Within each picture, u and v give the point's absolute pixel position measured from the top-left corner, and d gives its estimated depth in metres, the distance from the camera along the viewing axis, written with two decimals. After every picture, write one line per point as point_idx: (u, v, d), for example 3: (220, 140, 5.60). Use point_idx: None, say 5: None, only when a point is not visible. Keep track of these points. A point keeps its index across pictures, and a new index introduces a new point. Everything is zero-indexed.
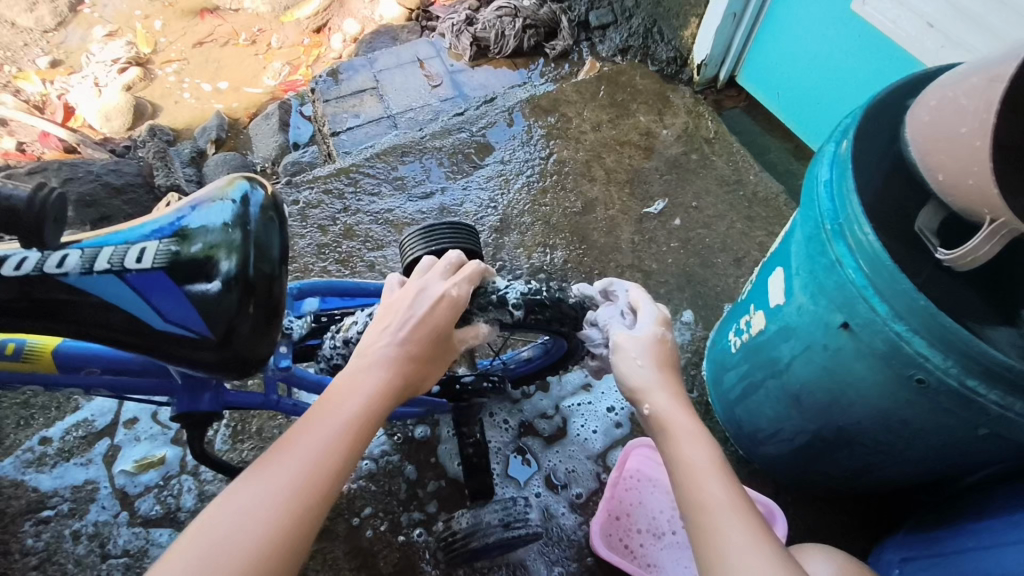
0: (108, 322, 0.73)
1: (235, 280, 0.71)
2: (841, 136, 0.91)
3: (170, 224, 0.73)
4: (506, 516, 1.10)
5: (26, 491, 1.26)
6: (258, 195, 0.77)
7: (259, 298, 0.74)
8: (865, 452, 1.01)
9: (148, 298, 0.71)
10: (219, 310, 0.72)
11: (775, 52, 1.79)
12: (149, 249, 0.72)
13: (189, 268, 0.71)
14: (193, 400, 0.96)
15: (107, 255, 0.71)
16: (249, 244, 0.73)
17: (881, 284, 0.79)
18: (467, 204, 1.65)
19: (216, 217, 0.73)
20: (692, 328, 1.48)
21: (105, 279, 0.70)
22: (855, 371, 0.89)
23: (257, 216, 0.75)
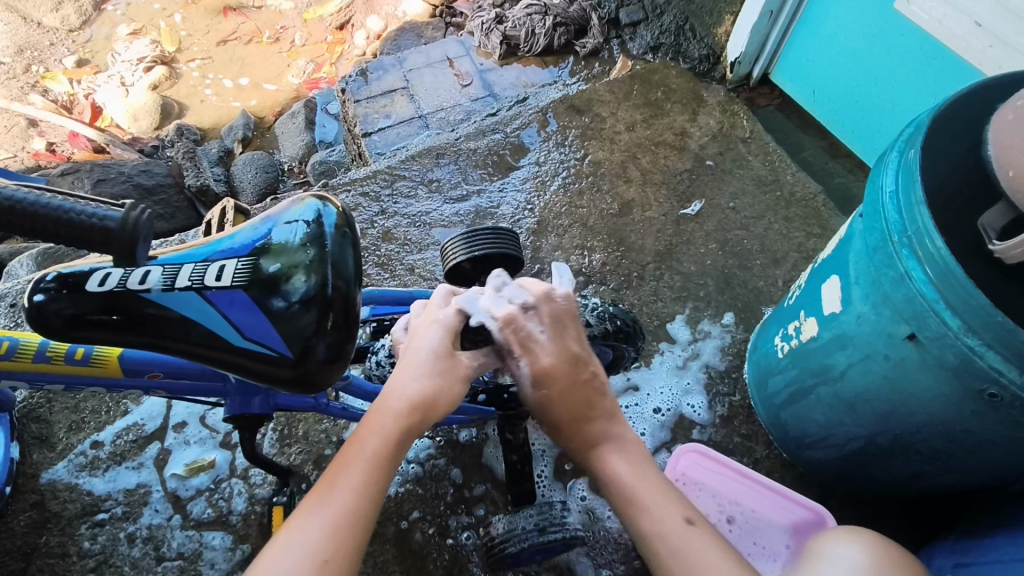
0: (188, 338, 0.72)
1: (314, 297, 0.71)
2: (901, 147, 0.91)
3: (247, 242, 0.74)
4: (542, 520, 1.11)
5: (80, 494, 1.28)
6: (332, 214, 0.75)
7: (337, 315, 0.73)
8: (921, 459, 1.02)
9: (227, 315, 0.72)
10: (296, 328, 0.71)
11: (813, 50, 1.77)
12: (228, 266, 0.72)
13: (267, 285, 0.71)
14: (245, 404, 0.97)
15: (187, 272, 0.72)
16: (326, 262, 0.72)
17: (952, 299, 0.79)
18: (504, 206, 1.65)
19: (292, 233, 0.73)
20: (733, 330, 1.48)
21: (185, 295, 0.71)
22: (919, 382, 0.90)
23: (333, 235, 0.74)
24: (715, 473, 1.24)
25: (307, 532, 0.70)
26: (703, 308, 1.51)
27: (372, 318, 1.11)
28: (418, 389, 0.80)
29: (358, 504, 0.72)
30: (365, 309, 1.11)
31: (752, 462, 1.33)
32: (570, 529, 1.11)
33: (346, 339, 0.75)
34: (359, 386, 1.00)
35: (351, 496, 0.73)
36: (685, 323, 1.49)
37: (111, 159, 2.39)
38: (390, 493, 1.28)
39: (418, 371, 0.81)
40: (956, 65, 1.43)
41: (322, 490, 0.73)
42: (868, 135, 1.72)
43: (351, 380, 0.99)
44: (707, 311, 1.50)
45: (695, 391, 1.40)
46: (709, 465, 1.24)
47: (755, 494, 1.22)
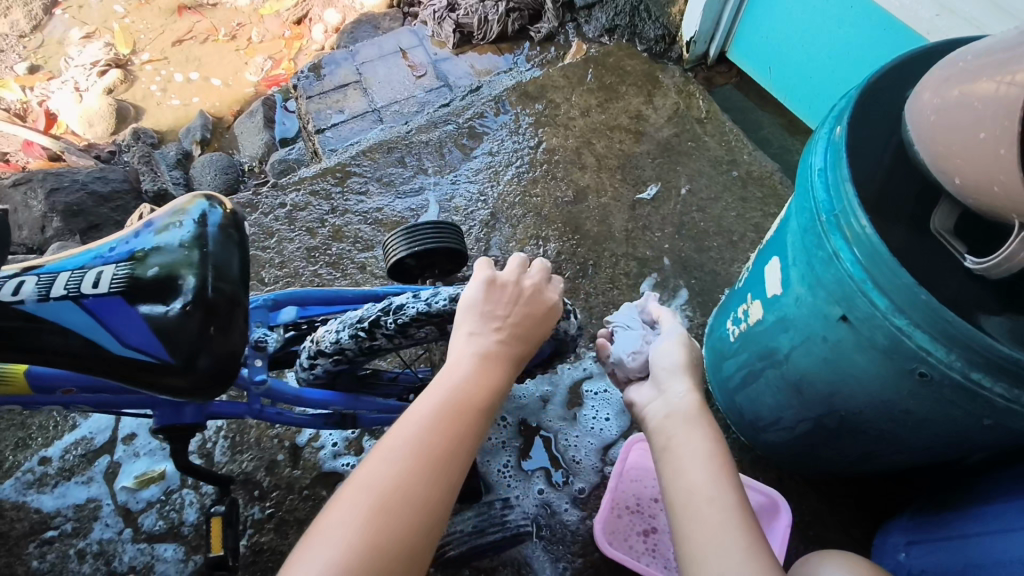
0: (66, 349, 0.69)
1: (195, 302, 0.69)
2: (832, 122, 0.89)
3: (127, 247, 0.72)
4: (484, 521, 1.17)
5: (29, 512, 1.25)
6: (218, 214, 0.76)
7: (220, 319, 0.71)
8: (869, 440, 1.01)
9: (107, 323, 0.69)
10: (179, 333, 0.69)
11: (766, 25, 1.74)
12: (105, 274, 0.70)
13: (146, 291, 0.69)
14: (176, 413, 0.94)
15: (63, 281, 0.70)
16: (207, 263, 0.71)
17: (879, 280, 0.77)
18: (457, 198, 1.62)
19: (174, 236, 0.72)
20: (690, 314, 1.47)
21: (62, 305, 0.68)
22: (856, 363, 0.89)
23: (216, 236, 0.73)
24: None
25: (355, 508, 0.63)
26: (660, 291, 1.49)
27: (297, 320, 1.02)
28: (468, 361, 0.77)
29: (406, 490, 0.65)
30: (291, 309, 1.01)
31: None
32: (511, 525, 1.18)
33: (236, 340, 0.73)
34: (277, 390, 0.95)
35: (405, 470, 0.66)
36: None
37: (66, 167, 2.34)
38: None
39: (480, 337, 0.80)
40: (907, 36, 1.40)
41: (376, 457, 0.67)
42: (825, 111, 1.70)
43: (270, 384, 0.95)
44: (664, 294, 1.49)
45: None
46: None
47: None
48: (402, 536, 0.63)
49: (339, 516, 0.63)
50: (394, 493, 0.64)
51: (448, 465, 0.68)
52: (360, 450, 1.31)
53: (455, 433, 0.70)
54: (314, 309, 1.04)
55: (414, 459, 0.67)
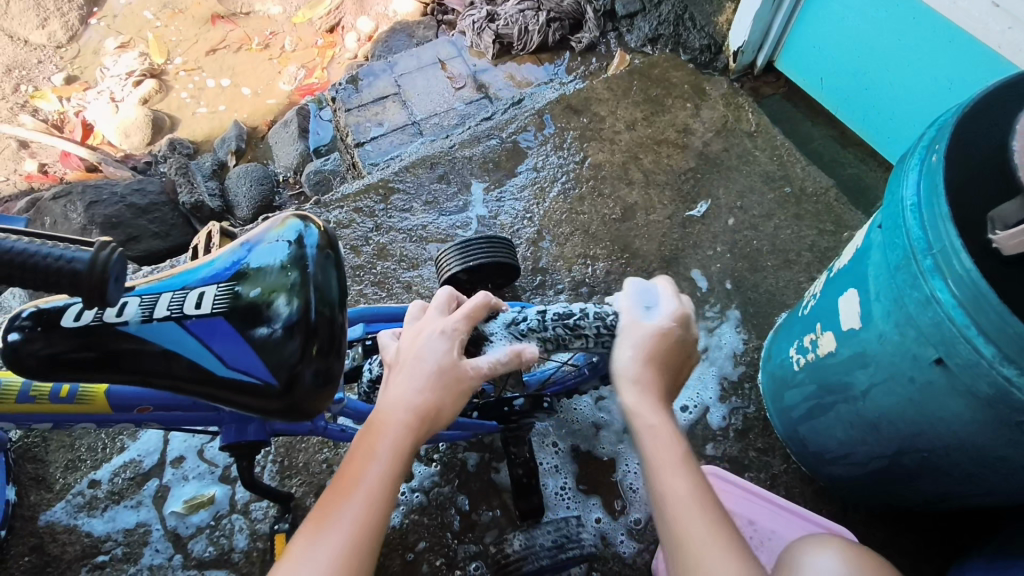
0: (169, 371, 0.69)
1: (297, 324, 0.66)
2: (922, 153, 0.84)
3: (227, 266, 0.70)
4: (559, 537, 1.17)
5: (80, 536, 1.25)
6: (314, 233, 0.71)
7: (321, 341, 0.68)
8: (951, 481, 0.96)
9: (209, 345, 0.68)
10: (279, 356, 0.67)
11: (819, 35, 1.68)
12: (207, 293, 0.69)
13: (247, 313, 0.68)
14: (240, 431, 0.92)
15: (166, 302, 0.69)
16: (308, 285, 0.67)
17: (985, 326, 0.72)
18: (502, 215, 1.59)
19: (275, 253, 0.69)
20: (745, 337, 1.42)
21: (165, 326, 0.68)
22: (949, 407, 0.84)
23: (314, 256, 0.69)
24: (731, 495, 1.18)
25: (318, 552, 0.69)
26: (713, 313, 1.45)
27: (364, 336, 1.03)
28: (410, 397, 0.78)
29: (359, 534, 0.71)
30: (358, 327, 1.03)
31: (770, 478, 1.27)
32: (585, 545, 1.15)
33: (332, 365, 0.69)
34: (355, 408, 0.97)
35: (359, 512, 0.72)
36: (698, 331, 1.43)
37: (104, 178, 2.34)
38: (395, 524, 1.23)
39: (419, 381, 0.80)
40: (975, 49, 1.34)
41: (333, 500, 0.73)
42: (881, 125, 1.64)
43: (346, 403, 0.96)
44: (716, 315, 1.45)
45: (712, 395, 1.36)
46: (727, 485, 1.19)
47: (776, 516, 1.17)
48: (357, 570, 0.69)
49: (299, 555, 0.69)
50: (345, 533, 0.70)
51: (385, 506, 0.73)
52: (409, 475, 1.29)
53: (390, 474, 0.74)
54: (379, 326, 1.05)
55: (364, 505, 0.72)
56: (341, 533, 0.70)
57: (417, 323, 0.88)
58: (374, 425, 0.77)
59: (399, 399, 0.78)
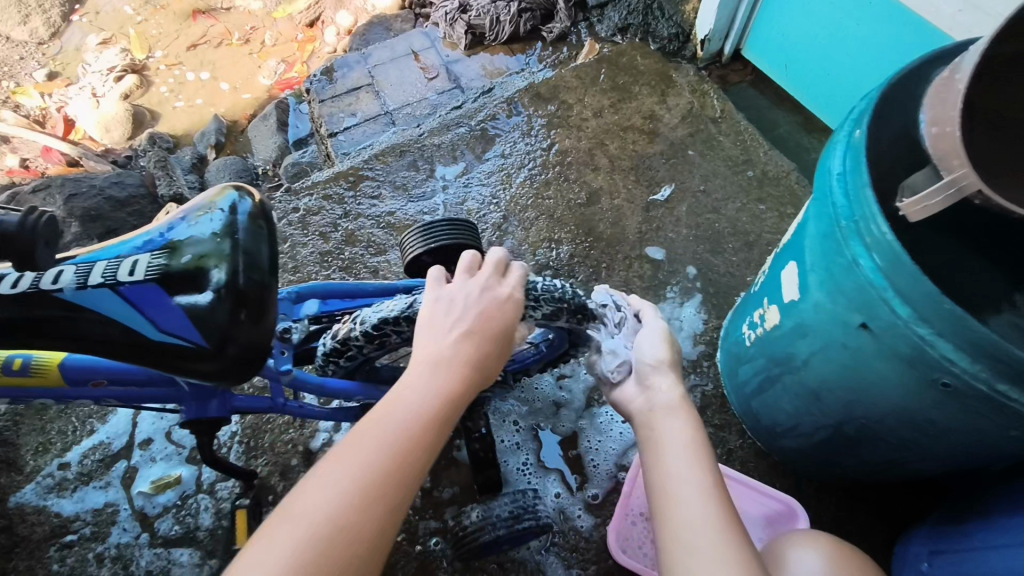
0: (105, 337, 0.72)
1: (225, 290, 0.70)
2: (850, 126, 0.86)
3: (160, 236, 0.73)
4: (516, 508, 1.12)
5: (48, 516, 1.27)
6: (247, 203, 0.76)
7: (251, 305, 0.72)
8: (889, 448, 0.99)
9: (142, 310, 0.71)
10: (209, 321, 0.70)
11: (782, 22, 1.71)
12: (141, 261, 0.72)
13: (179, 278, 0.71)
14: (201, 408, 0.95)
15: (101, 269, 0.71)
16: (238, 252, 0.71)
17: (902, 287, 0.74)
18: (469, 201, 1.61)
19: (207, 223, 0.73)
20: (704, 317, 1.45)
21: (100, 292, 0.71)
22: (877, 371, 0.86)
23: (246, 225, 0.74)
24: None
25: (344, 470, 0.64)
26: (674, 294, 1.47)
27: (318, 313, 0.99)
28: (453, 343, 0.77)
29: (397, 464, 0.66)
30: (314, 303, 1.00)
31: (726, 453, 1.30)
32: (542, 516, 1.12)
33: (264, 328, 0.73)
34: (303, 380, 0.95)
35: (396, 444, 0.67)
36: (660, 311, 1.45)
37: (84, 172, 2.36)
38: None
39: (461, 328, 0.79)
40: (929, 33, 1.37)
41: (370, 426, 0.69)
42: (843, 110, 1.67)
43: (295, 374, 0.94)
44: (677, 297, 1.47)
45: None
46: None
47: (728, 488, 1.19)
48: (395, 501, 0.64)
49: (329, 476, 0.64)
50: (382, 461, 0.66)
51: (429, 444, 0.70)
52: None
53: (433, 411, 0.71)
54: (335, 303, 1.02)
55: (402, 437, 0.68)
56: (373, 458, 0.66)
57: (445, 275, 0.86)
58: (418, 367, 0.75)
59: (440, 344, 0.77)
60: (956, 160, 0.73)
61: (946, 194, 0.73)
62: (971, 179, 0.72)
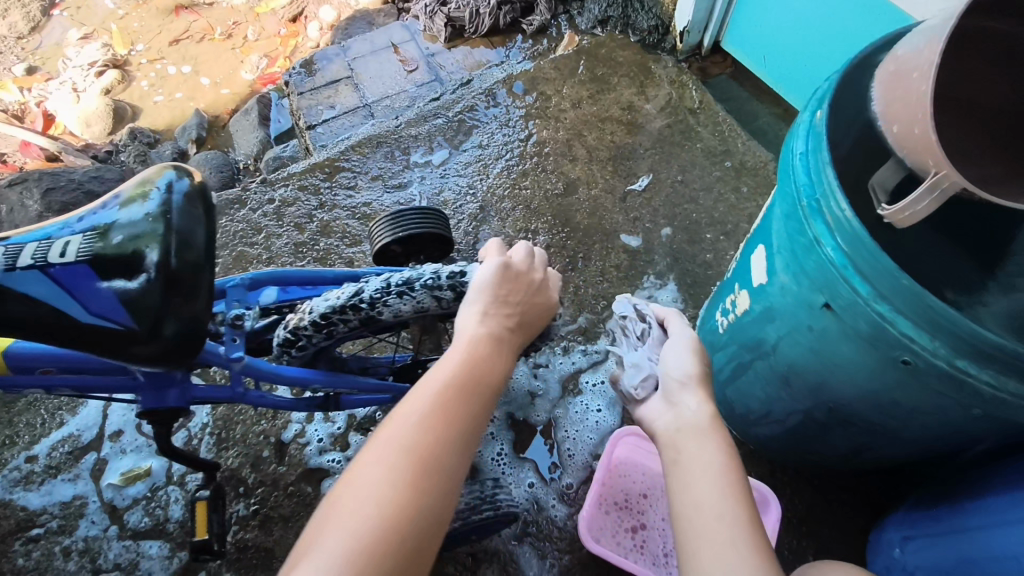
0: (31, 321, 0.70)
1: (157, 271, 0.70)
2: (814, 107, 0.86)
3: (93, 217, 0.74)
4: (474, 499, 1.09)
5: (15, 510, 1.25)
6: (183, 182, 0.77)
7: (186, 285, 0.72)
8: (859, 432, 0.98)
9: (71, 291, 0.70)
10: (143, 301, 0.70)
11: (760, 13, 1.71)
12: (73, 242, 0.72)
13: (110, 260, 0.71)
14: (159, 397, 0.94)
15: (30, 251, 0.71)
16: (172, 230, 0.72)
17: (861, 265, 0.74)
18: (446, 192, 1.60)
19: (141, 205, 0.74)
20: (681, 307, 1.44)
21: (27, 274, 0.69)
22: (842, 352, 0.86)
23: (181, 204, 0.75)
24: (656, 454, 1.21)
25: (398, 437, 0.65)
26: (651, 284, 1.47)
27: (276, 304, 0.99)
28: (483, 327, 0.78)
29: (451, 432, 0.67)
30: (271, 292, 0.99)
31: None
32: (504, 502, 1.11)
33: (200, 307, 0.74)
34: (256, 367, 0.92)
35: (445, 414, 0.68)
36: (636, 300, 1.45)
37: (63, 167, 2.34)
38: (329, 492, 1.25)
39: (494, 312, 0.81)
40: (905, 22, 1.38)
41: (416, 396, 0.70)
42: None
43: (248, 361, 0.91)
44: (654, 287, 1.47)
45: None
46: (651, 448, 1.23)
47: None
48: (448, 468, 0.65)
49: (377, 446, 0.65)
50: (437, 431, 0.66)
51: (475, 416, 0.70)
52: (346, 445, 1.30)
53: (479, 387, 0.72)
54: (294, 292, 1.01)
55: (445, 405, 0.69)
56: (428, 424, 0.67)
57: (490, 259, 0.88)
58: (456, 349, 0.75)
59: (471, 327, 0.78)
60: (931, 159, 0.72)
61: (930, 198, 0.72)
62: (953, 179, 0.71)
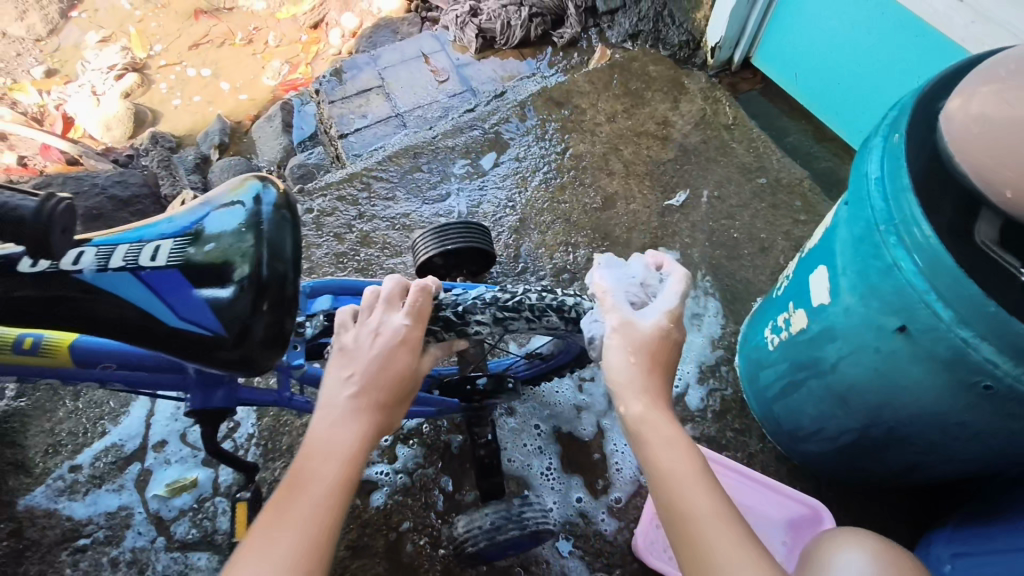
0: (121, 319, 0.71)
1: (247, 282, 0.69)
2: (886, 132, 0.88)
3: (186, 223, 0.72)
4: (501, 519, 1.06)
5: (60, 520, 1.24)
6: (271, 194, 0.74)
7: (272, 298, 0.70)
8: (916, 451, 1.00)
9: (162, 296, 0.70)
10: (231, 311, 0.69)
11: (793, 31, 1.73)
12: (164, 246, 0.71)
13: (200, 268, 0.70)
14: (206, 398, 0.92)
15: (122, 253, 0.70)
16: (262, 244, 0.70)
17: (944, 290, 0.76)
18: (485, 204, 1.61)
19: (230, 214, 0.72)
20: (722, 322, 1.46)
21: (120, 276, 0.69)
22: (911, 374, 0.87)
23: (269, 215, 0.72)
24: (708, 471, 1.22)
25: (265, 558, 0.69)
26: (691, 299, 1.48)
27: (328, 309, 0.95)
28: (353, 412, 0.78)
29: (319, 533, 0.71)
30: (325, 300, 0.97)
31: (746, 457, 1.31)
32: (529, 522, 1.06)
33: (284, 321, 0.72)
34: (315, 373, 1.00)
35: (315, 519, 0.72)
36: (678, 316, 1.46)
37: (84, 171, 2.32)
38: (378, 505, 1.25)
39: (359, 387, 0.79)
40: (944, 46, 1.38)
41: (287, 499, 0.73)
42: (854, 120, 1.69)
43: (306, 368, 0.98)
44: (694, 302, 1.48)
45: (691, 378, 1.39)
46: None
47: (751, 490, 1.20)
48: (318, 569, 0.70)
49: (251, 557, 0.69)
50: (309, 534, 0.71)
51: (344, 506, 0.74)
52: (394, 458, 1.30)
53: (346, 477, 0.75)
54: (349, 301, 0.99)
55: (319, 509, 0.72)
56: (296, 532, 0.71)
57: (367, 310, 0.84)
58: (320, 442, 0.76)
59: (338, 410, 0.78)
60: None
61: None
62: None
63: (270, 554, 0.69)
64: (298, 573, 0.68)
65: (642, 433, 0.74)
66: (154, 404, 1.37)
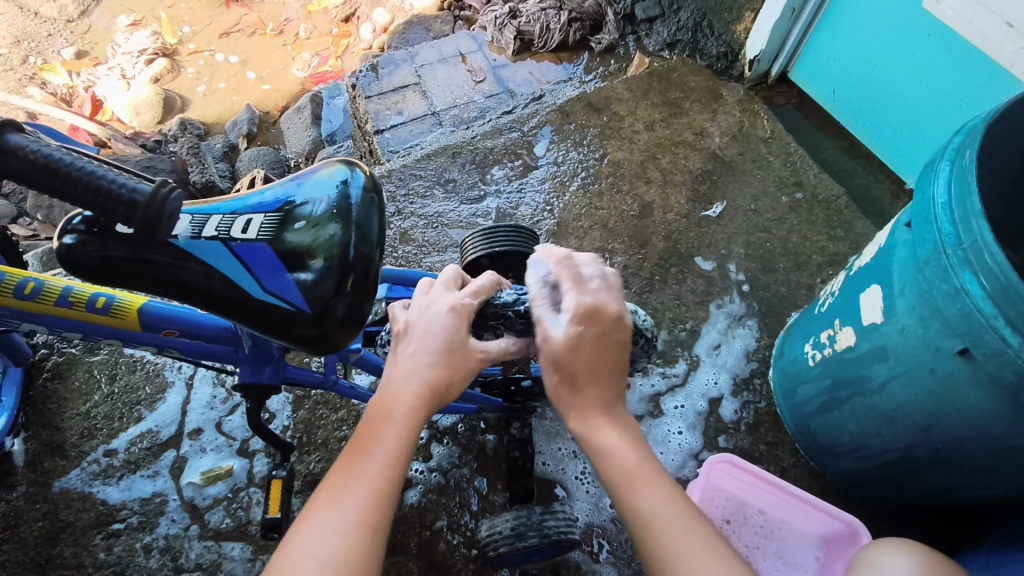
0: (207, 288, 0.70)
1: (334, 263, 0.69)
2: (952, 155, 0.88)
3: (277, 199, 0.73)
4: (518, 525, 1.06)
5: (95, 503, 1.25)
6: (360, 178, 0.74)
7: (356, 276, 0.71)
8: (961, 473, 1.00)
9: (252, 270, 0.70)
10: (315, 292, 0.69)
11: (835, 47, 1.73)
12: (255, 219, 0.72)
13: (291, 244, 0.70)
14: (255, 372, 0.93)
15: (215, 222, 0.71)
16: (351, 227, 0.70)
17: (1013, 316, 0.76)
18: (523, 207, 1.62)
19: (322, 196, 0.72)
20: (757, 335, 1.46)
21: (211, 245, 0.70)
22: (968, 398, 0.88)
23: (359, 199, 0.72)
24: (744, 483, 1.22)
25: (331, 518, 0.71)
26: (727, 311, 1.49)
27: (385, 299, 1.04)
28: (419, 376, 0.81)
29: (379, 491, 0.74)
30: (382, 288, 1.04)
31: (779, 471, 1.31)
32: (551, 531, 1.05)
33: (364, 303, 0.73)
34: (369, 360, 1.01)
35: (376, 479, 0.74)
36: (714, 327, 1.46)
37: (113, 154, 2.32)
38: (413, 502, 1.25)
39: (424, 354, 0.83)
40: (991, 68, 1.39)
41: (351, 459, 0.76)
42: (893, 138, 1.69)
43: (361, 354, 1.00)
44: (729, 313, 1.48)
45: (726, 390, 1.39)
46: (741, 475, 1.22)
47: (785, 504, 1.20)
48: (380, 527, 0.72)
49: (317, 515, 0.71)
50: (368, 494, 0.73)
51: (400, 467, 0.77)
52: (429, 456, 1.30)
53: (404, 439, 0.78)
54: (401, 291, 1.06)
55: (380, 469, 0.75)
56: (357, 492, 0.73)
57: (428, 294, 0.90)
58: (381, 406, 0.80)
59: (401, 376, 0.81)
60: None
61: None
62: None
63: (333, 514, 0.71)
64: (360, 531, 0.70)
65: (604, 430, 0.79)
66: (190, 391, 1.38)
